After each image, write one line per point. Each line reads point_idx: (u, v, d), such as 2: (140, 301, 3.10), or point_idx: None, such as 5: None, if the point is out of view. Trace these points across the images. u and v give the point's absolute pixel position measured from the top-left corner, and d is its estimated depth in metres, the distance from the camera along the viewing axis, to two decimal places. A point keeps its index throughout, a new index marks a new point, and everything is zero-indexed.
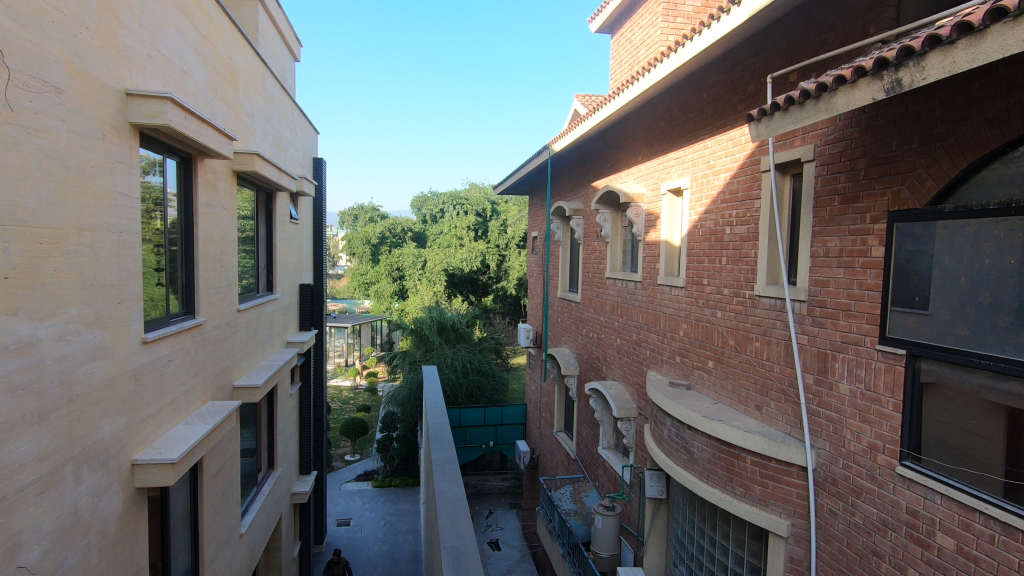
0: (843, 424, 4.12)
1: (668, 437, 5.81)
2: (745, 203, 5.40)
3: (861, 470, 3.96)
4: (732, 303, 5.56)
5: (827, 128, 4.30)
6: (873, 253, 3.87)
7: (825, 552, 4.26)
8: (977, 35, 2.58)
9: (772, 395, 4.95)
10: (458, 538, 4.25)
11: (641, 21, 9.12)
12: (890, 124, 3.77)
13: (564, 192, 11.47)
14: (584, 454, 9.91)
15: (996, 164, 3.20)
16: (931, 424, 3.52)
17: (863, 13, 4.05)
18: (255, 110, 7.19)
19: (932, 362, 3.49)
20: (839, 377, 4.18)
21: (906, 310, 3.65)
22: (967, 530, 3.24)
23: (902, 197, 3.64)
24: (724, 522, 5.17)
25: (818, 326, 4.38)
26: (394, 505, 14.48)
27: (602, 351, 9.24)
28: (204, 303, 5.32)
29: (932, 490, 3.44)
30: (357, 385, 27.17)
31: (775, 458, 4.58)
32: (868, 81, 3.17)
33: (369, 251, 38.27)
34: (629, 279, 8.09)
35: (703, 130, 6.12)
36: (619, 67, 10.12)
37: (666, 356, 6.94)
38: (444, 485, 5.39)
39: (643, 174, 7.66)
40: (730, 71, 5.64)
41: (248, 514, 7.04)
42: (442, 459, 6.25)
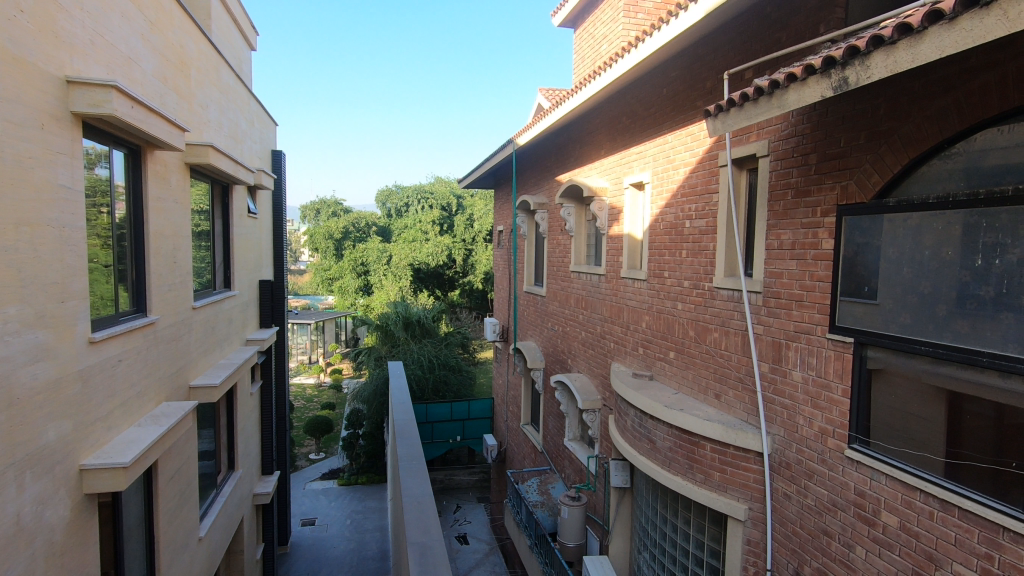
0: (796, 410, 4.29)
1: (631, 428, 5.92)
2: (703, 197, 5.52)
3: (813, 454, 4.13)
4: (691, 295, 5.70)
5: (781, 124, 4.43)
6: (823, 245, 4.02)
7: (780, 533, 4.43)
8: (917, 36, 2.69)
9: (730, 384, 5.10)
10: (424, 533, 4.23)
11: (603, 16, 9.19)
12: (839, 121, 3.92)
13: (528, 186, 11.50)
14: (551, 446, 10.01)
15: (935, 160, 3.35)
16: (877, 409, 3.69)
17: (813, 13, 4.19)
18: (209, 101, 6.95)
19: (878, 349, 3.66)
20: (792, 365, 4.34)
21: (854, 300, 3.81)
22: (909, 508, 3.42)
23: (850, 191, 3.80)
24: (685, 509, 5.31)
25: (772, 316, 4.53)
26: (360, 503, 14.33)
27: (567, 344, 9.34)
28: (156, 300, 5.12)
29: (878, 471, 3.61)
30: (320, 383, 26.68)
31: (733, 444, 4.73)
32: (817, 78, 3.28)
33: (332, 246, 37.62)
34: (593, 273, 8.20)
35: (664, 125, 6.22)
36: (582, 62, 10.18)
37: (629, 348, 7.06)
38: (411, 480, 5.35)
39: (605, 169, 7.75)
40: (689, 67, 5.74)
41: (207, 517, 6.85)
42: (409, 455, 6.21)
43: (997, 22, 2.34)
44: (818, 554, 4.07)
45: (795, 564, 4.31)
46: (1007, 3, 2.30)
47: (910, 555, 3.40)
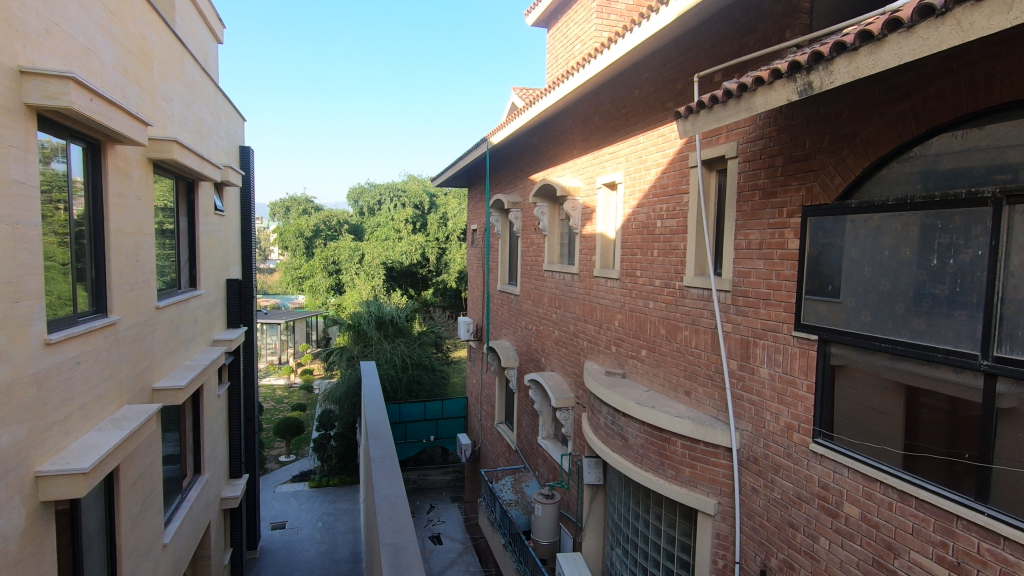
0: (763, 406, 4.40)
1: (604, 425, 5.98)
2: (674, 197, 5.61)
3: (779, 448, 4.25)
4: (663, 294, 5.78)
5: (749, 126, 4.53)
6: (789, 245, 4.13)
7: (748, 527, 4.54)
8: (877, 43, 2.78)
9: (700, 381, 5.19)
10: (397, 534, 4.20)
11: (575, 17, 9.25)
12: (804, 124, 4.03)
13: (502, 185, 11.49)
14: (524, 444, 10.05)
15: (894, 163, 3.47)
16: (840, 404, 3.81)
17: (779, 19, 4.29)
18: (173, 94, 6.74)
19: (841, 346, 3.78)
20: (759, 362, 4.45)
21: (818, 298, 3.92)
22: (869, 499, 3.54)
23: (814, 193, 3.91)
24: (657, 504, 5.38)
25: (741, 314, 4.63)
26: (332, 505, 14.12)
27: (540, 342, 9.38)
28: (117, 300, 4.95)
29: (841, 464, 3.73)
30: (291, 384, 26.22)
31: (703, 440, 4.82)
32: (783, 82, 3.36)
33: (303, 244, 37.02)
34: (566, 272, 8.25)
35: (635, 126, 6.30)
36: (555, 62, 10.22)
37: (602, 346, 7.13)
38: (384, 481, 5.30)
39: (578, 168, 7.81)
40: (660, 69, 5.82)
41: (172, 522, 6.66)
42: (381, 456, 6.15)
43: (951, 31, 2.44)
44: (784, 546, 4.18)
45: (762, 556, 4.42)
46: (961, 13, 2.39)
47: (871, 545, 3.52)
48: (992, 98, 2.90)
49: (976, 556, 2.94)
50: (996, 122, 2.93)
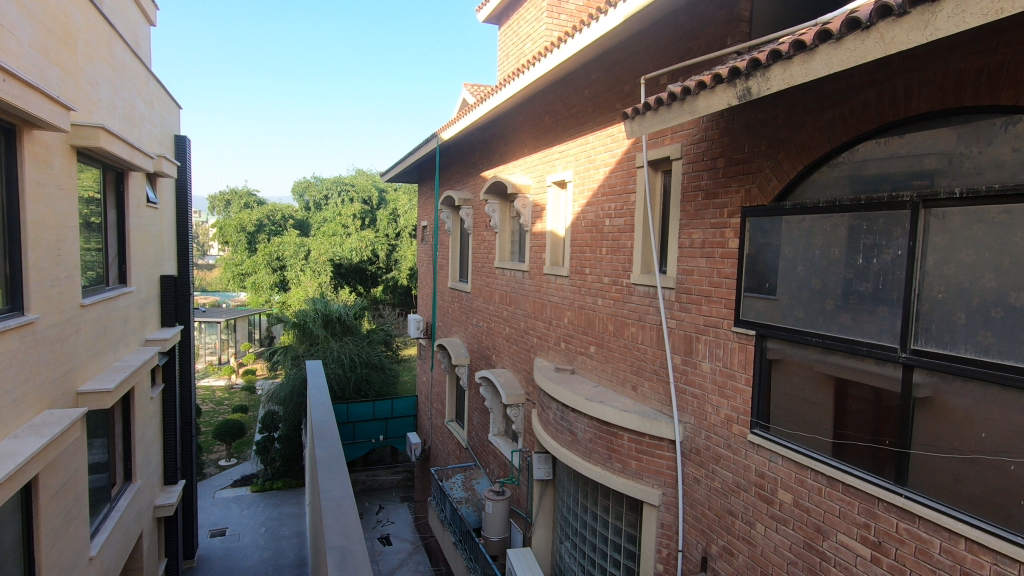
0: (705, 399, 4.57)
1: (553, 421, 6.05)
2: (622, 196, 5.73)
3: (720, 439, 4.42)
4: (611, 291, 5.90)
5: (692, 129, 4.68)
6: (729, 244, 4.30)
7: (690, 516, 4.70)
8: (809, 53, 2.92)
9: (646, 376, 5.33)
10: (345, 536, 4.11)
11: (526, 15, 9.27)
12: (743, 128, 4.20)
13: (452, 181, 11.40)
14: (475, 442, 10.05)
15: (824, 168, 3.67)
16: (776, 396, 4.00)
17: (721, 26, 4.45)
18: (99, 78, 6.32)
19: (776, 341, 3.97)
20: (701, 357, 4.61)
21: (756, 295, 4.10)
22: (801, 485, 3.74)
23: (752, 195, 4.09)
24: (604, 497, 5.49)
25: (684, 311, 4.78)
26: (276, 509, 13.66)
27: (491, 340, 9.39)
28: (35, 297, 4.60)
29: (776, 453, 3.92)
30: (232, 385, 25.17)
31: (648, 434, 4.96)
32: (724, 87, 3.49)
33: (244, 239, 35.59)
34: (516, 269, 8.29)
35: (585, 126, 6.38)
36: (506, 59, 10.22)
37: (552, 343, 7.21)
38: (330, 483, 5.17)
39: (528, 166, 7.85)
40: (609, 71, 5.92)
41: (99, 534, 6.26)
42: (328, 457, 5.99)
43: (875, 44, 2.60)
44: (724, 533, 4.37)
45: (703, 544, 4.59)
46: (884, 27, 2.55)
47: (802, 529, 3.72)
48: (911, 109, 3.11)
49: (895, 535, 3.16)
50: (915, 131, 3.14)
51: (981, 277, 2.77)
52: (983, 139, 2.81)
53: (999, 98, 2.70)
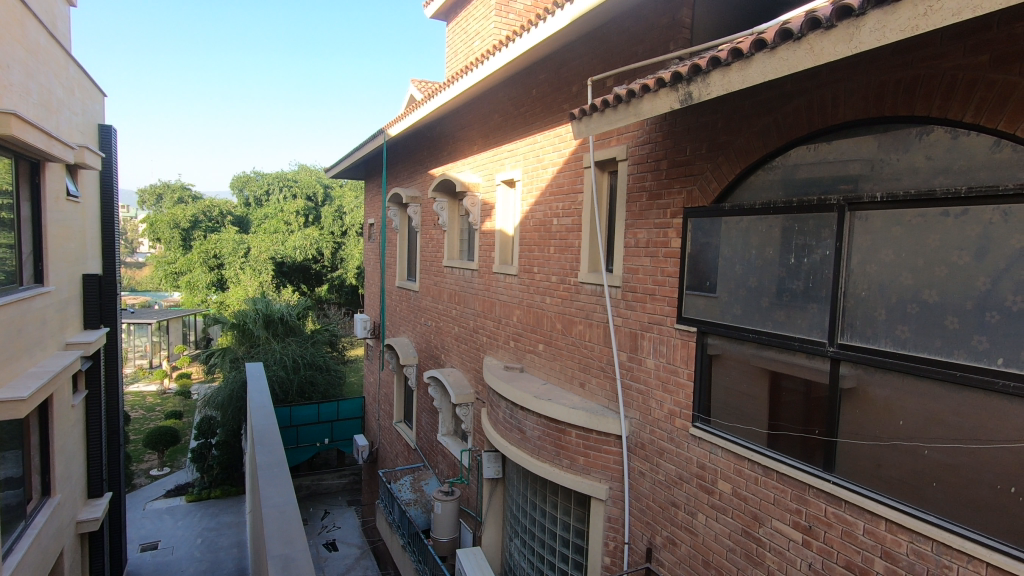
0: (649, 395, 4.69)
1: (502, 419, 6.06)
2: (570, 196, 5.80)
3: (663, 433, 4.56)
4: (559, 290, 5.96)
5: (637, 131, 4.79)
6: (672, 244, 4.43)
7: (636, 509, 4.82)
8: (746, 60, 3.04)
9: (593, 373, 5.42)
10: (287, 544, 3.96)
11: (475, 13, 9.23)
12: (685, 131, 4.34)
13: (400, 178, 11.21)
14: (424, 442, 9.94)
15: (760, 171, 3.83)
16: (715, 390, 4.15)
17: (664, 31, 4.56)
18: (10, 59, 5.82)
19: (716, 337, 4.12)
20: (646, 354, 4.73)
21: (697, 293, 4.25)
22: (739, 475, 3.90)
23: (694, 196, 4.24)
24: (553, 493, 5.55)
25: (630, 309, 4.89)
26: (213, 519, 13.05)
27: (440, 339, 9.30)
28: None
29: (715, 445, 4.08)
30: (165, 390, 23.83)
31: (596, 429, 5.05)
32: (667, 91, 3.58)
33: (178, 236, 33.83)
34: (465, 267, 8.25)
35: (533, 125, 6.42)
36: (454, 56, 10.14)
37: (501, 341, 7.22)
38: (272, 490, 4.97)
39: (477, 164, 7.83)
40: (556, 71, 5.98)
41: (12, 553, 5.77)
42: (269, 462, 5.76)
43: (805, 54, 2.73)
44: (668, 524, 4.50)
45: (648, 535, 4.71)
46: (813, 39, 2.68)
47: (740, 517, 3.88)
48: (838, 117, 3.29)
49: (823, 519, 3.34)
50: (841, 138, 3.33)
51: (900, 276, 2.97)
52: (901, 147, 3.00)
53: (915, 109, 2.90)
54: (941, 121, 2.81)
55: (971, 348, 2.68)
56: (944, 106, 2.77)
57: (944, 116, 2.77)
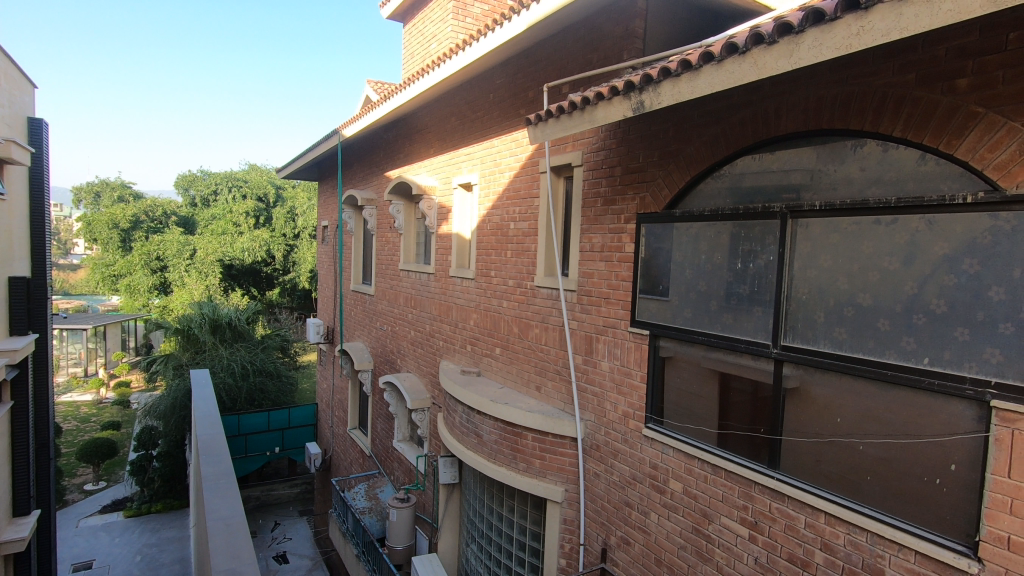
0: (604, 397, 4.77)
1: (459, 424, 6.02)
2: (526, 200, 5.84)
3: (617, 434, 4.64)
4: (515, 293, 5.99)
5: (592, 138, 4.87)
6: (626, 248, 4.53)
7: (591, 510, 4.89)
8: (694, 72, 3.13)
9: (549, 376, 5.47)
10: (234, 558, 3.80)
11: (432, 15, 9.19)
12: (639, 139, 4.45)
13: (355, 180, 11.02)
14: (379, 449, 9.77)
15: (708, 179, 3.96)
16: (667, 391, 4.26)
17: (618, 41, 4.66)
18: None
19: (667, 340, 4.23)
20: (601, 356, 4.81)
21: (650, 296, 4.35)
22: (689, 473, 4.00)
23: (646, 202, 4.34)
24: (509, 497, 5.55)
25: (585, 312, 4.96)
26: (154, 535, 12.41)
27: (395, 344, 9.18)
28: None
29: (667, 445, 4.18)
30: (101, 400, 22.51)
31: (551, 432, 5.09)
32: (620, 99, 3.66)
33: (117, 237, 32.18)
34: (421, 271, 8.17)
35: (490, 130, 6.43)
36: (411, 58, 10.06)
37: (458, 345, 7.18)
38: (218, 502, 4.77)
39: (433, 167, 7.78)
40: (513, 77, 6.01)
41: None
42: (215, 473, 5.53)
43: (750, 68, 2.84)
44: (621, 524, 4.58)
45: (603, 535, 4.77)
46: (757, 53, 2.79)
47: (690, 514, 3.99)
48: (780, 128, 3.44)
49: (768, 514, 3.47)
50: (783, 149, 3.48)
51: (837, 280, 3.13)
52: (838, 158, 3.17)
53: (850, 122, 3.06)
54: (873, 134, 2.97)
55: (901, 349, 2.85)
56: (875, 121, 2.93)
57: (876, 130, 2.93)
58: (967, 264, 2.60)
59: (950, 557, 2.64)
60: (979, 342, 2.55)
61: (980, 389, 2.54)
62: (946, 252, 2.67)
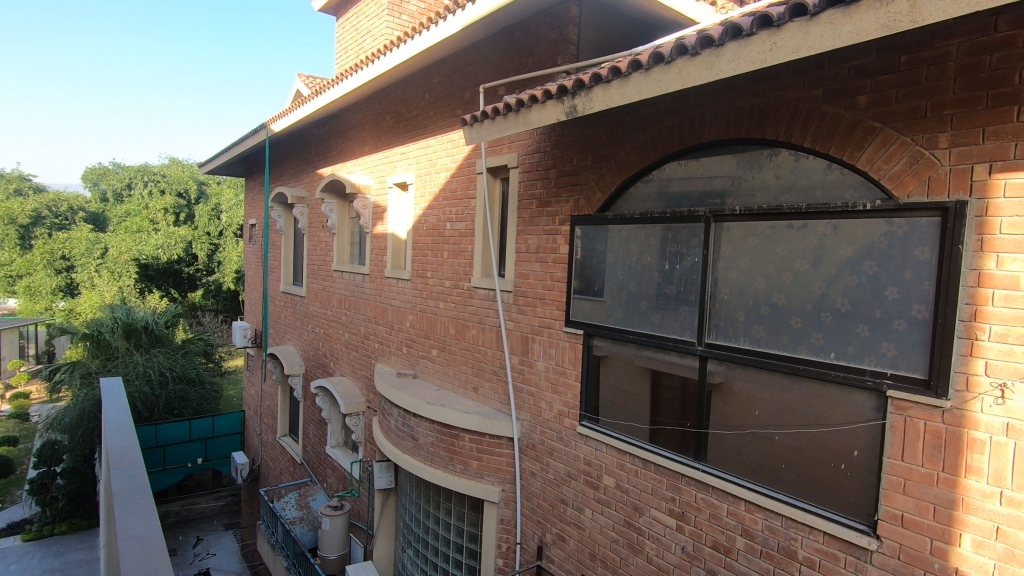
0: (540, 397, 4.83)
1: (394, 428, 5.92)
2: (463, 201, 5.82)
3: (552, 433, 4.71)
4: (452, 294, 5.96)
5: (527, 140, 4.94)
6: (560, 250, 4.61)
7: (526, 508, 4.93)
8: (624, 79, 3.23)
9: (485, 377, 5.47)
10: None
11: (366, 10, 8.98)
12: (572, 142, 4.54)
13: (285, 177, 10.58)
14: (311, 456, 9.42)
15: (639, 183, 4.09)
16: (601, 389, 4.36)
17: (552, 45, 4.74)
18: None
19: (601, 339, 4.34)
20: (536, 357, 4.86)
21: (585, 297, 4.44)
22: (621, 469, 4.12)
23: (580, 205, 4.44)
24: (446, 500, 5.51)
25: (521, 313, 5.00)
26: (58, 558, 11.38)
27: (328, 347, 8.89)
28: None
29: (601, 442, 4.28)
30: None
31: (488, 433, 5.09)
32: (553, 103, 3.71)
33: (14, 233, 29.35)
34: (355, 272, 7.96)
35: (426, 129, 6.37)
36: (344, 53, 9.80)
37: (393, 348, 7.05)
38: (131, 520, 4.44)
39: (368, 165, 7.60)
40: (449, 76, 5.96)
41: None
42: (128, 489, 5.13)
43: (675, 77, 2.96)
44: (557, 521, 4.65)
45: (539, 533, 4.83)
46: (681, 63, 2.92)
47: (622, 508, 4.10)
48: (703, 136, 3.60)
49: (694, 505, 3.63)
50: (706, 155, 3.65)
51: (755, 281, 3.33)
52: (756, 166, 3.36)
53: (765, 132, 3.25)
54: (786, 144, 3.18)
55: (811, 345, 3.06)
56: (788, 132, 3.13)
57: (789, 140, 3.14)
58: (867, 266, 2.83)
59: (854, 536, 2.86)
60: (877, 338, 2.79)
61: (878, 379, 2.78)
62: (849, 254, 2.89)
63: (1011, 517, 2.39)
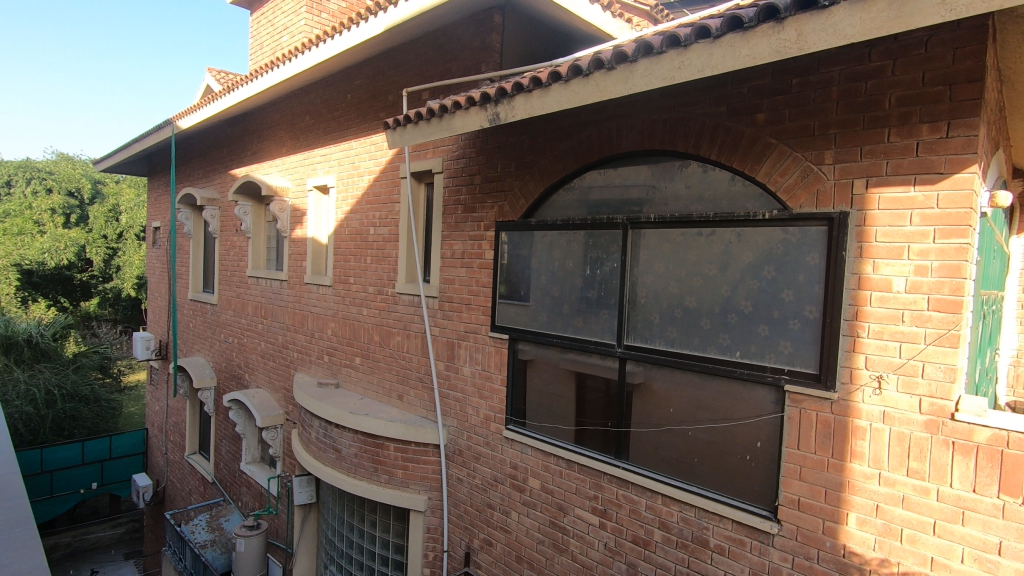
0: (466, 402, 4.82)
1: (315, 440, 5.69)
2: (386, 205, 5.72)
3: (479, 438, 4.71)
4: (375, 301, 5.82)
5: (452, 145, 4.93)
6: (485, 255, 4.64)
7: (453, 515, 4.90)
8: (544, 89, 3.32)
9: (411, 384, 5.39)
10: None
11: (283, 6, 8.63)
12: (496, 149, 4.59)
13: (194, 176, 9.93)
14: (224, 474, 8.85)
15: (561, 191, 4.20)
16: (527, 392, 4.42)
17: (476, 53, 4.79)
18: None
19: (526, 343, 4.41)
20: (462, 362, 4.85)
21: (510, 301, 4.49)
22: (547, 470, 4.19)
23: (504, 211, 4.50)
24: (371, 512, 5.36)
25: (447, 319, 4.98)
26: None
27: (242, 357, 8.41)
28: None
29: (527, 445, 4.34)
30: None
31: (413, 441, 5.01)
32: (476, 109, 3.74)
33: None
34: (272, 278, 7.60)
35: (347, 131, 6.20)
36: (259, 49, 9.36)
37: (314, 356, 6.79)
38: (9, 556, 3.97)
39: (286, 167, 7.29)
40: (371, 78, 5.85)
41: None
42: (6, 522, 4.58)
43: (592, 89, 3.08)
44: (484, 526, 4.65)
45: (466, 539, 4.81)
46: (598, 77, 3.04)
47: (548, 509, 4.17)
48: (620, 146, 3.76)
49: (615, 501, 3.76)
50: (624, 165, 3.81)
51: (669, 285, 3.51)
52: (669, 176, 3.55)
53: (677, 145, 3.44)
54: (695, 156, 3.38)
55: (719, 344, 3.27)
56: (697, 145, 3.33)
57: (697, 153, 3.34)
58: (766, 271, 3.07)
59: (759, 523, 3.07)
60: (776, 336, 3.02)
61: (777, 375, 3.01)
62: (751, 260, 3.12)
63: (887, 495, 2.67)
